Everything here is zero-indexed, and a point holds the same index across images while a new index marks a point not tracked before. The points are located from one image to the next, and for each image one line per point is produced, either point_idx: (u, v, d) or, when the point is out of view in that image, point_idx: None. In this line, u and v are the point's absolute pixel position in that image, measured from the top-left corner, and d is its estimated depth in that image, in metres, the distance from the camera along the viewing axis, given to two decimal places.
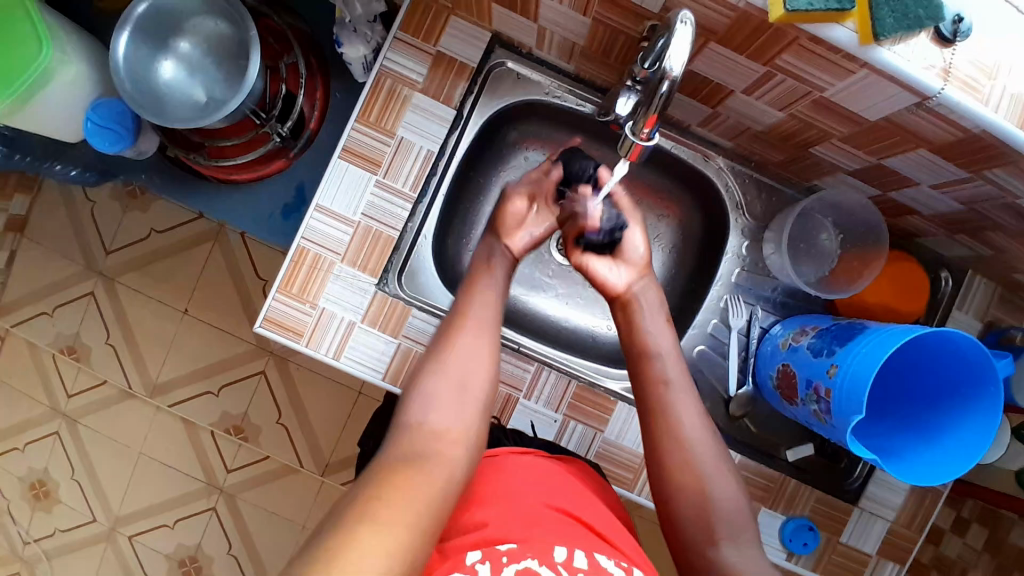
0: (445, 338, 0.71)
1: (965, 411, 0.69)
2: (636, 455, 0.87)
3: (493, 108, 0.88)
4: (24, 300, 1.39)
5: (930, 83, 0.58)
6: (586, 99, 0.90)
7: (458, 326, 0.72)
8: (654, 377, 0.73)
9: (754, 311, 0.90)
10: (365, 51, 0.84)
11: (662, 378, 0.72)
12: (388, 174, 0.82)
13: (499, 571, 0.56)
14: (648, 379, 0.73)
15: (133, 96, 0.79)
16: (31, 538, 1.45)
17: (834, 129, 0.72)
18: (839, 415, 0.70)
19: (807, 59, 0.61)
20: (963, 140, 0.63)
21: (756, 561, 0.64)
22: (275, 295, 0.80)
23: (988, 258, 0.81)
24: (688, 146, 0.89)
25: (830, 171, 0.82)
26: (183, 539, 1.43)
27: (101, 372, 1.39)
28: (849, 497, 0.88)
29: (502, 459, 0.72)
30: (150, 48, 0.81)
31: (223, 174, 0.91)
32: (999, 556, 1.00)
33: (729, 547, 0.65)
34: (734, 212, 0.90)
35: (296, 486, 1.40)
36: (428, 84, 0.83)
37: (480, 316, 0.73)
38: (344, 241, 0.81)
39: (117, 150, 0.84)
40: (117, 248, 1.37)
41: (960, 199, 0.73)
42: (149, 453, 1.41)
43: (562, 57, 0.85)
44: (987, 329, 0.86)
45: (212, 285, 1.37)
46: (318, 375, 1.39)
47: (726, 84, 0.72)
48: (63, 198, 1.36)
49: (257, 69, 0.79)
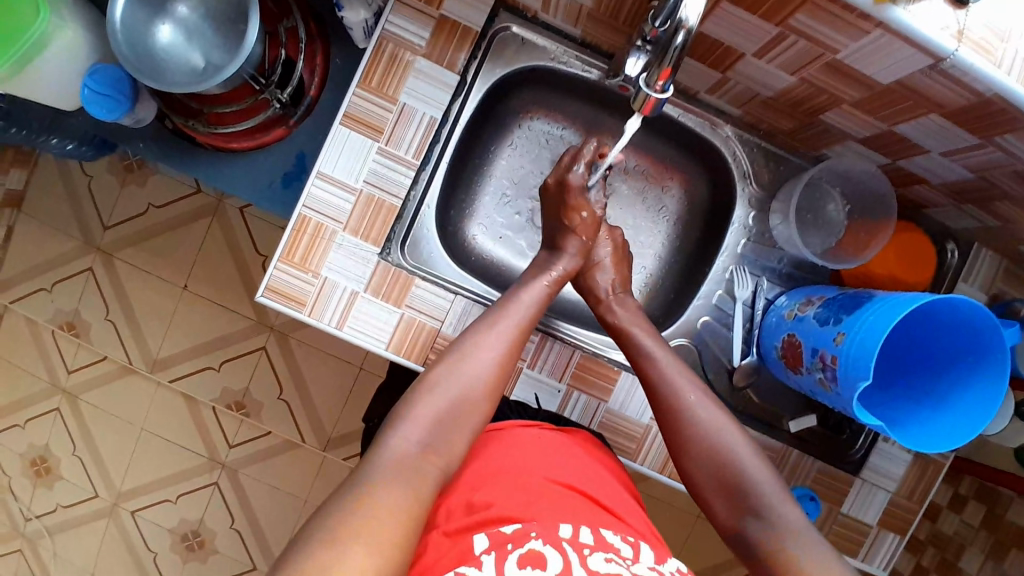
0: (474, 335, 0.70)
1: (971, 380, 0.69)
2: (639, 425, 0.87)
3: (496, 75, 0.87)
4: (22, 276, 1.38)
5: (945, 44, 0.57)
6: (592, 65, 0.88)
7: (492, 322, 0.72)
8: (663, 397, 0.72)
9: (759, 282, 0.90)
10: (366, 15, 0.81)
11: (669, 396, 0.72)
12: (391, 141, 0.81)
13: (504, 557, 0.53)
14: (659, 396, 0.72)
15: (131, 61, 0.77)
16: (33, 514, 1.46)
17: (846, 94, 0.70)
18: (844, 383, 0.70)
19: (821, 19, 0.60)
20: (977, 104, 0.62)
21: (798, 520, 0.62)
22: (277, 264, 0.79)
23: (996, 230, 0.81)
24: (695, 115, 0.88)
25: (839, 139, 0.81)
26: (186, 515, 1.44)
27: (102, 349, 1.38)
28: (850, 468, 0.88)
29: (508, 436, 0.71)
30: (148, 12, 0.79)
31: (221, 142, 0.90)
32: (995, 533, 1.01)
33: (769, 514, 0.63)
34: (741, 181, 0.89)
35: (298, 463, 1.41)
36: (430, 49, 0.81)
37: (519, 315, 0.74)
38: (346, 209, 0.80)
39: (114, 117, 0.82)
40: (114, 224, 1.36)
41: (970, 167, 0.72)
42: (151, 429, 1.41)
43: (568, 21, 0.84)
44: (993, 301, 0.86)
45: (212, 260, 1.36)
46: (319, 352, 1.39)
47: (737, 47, 0.70)
48: (60, 172, 1.35)
49: (256, 32, 0.77)
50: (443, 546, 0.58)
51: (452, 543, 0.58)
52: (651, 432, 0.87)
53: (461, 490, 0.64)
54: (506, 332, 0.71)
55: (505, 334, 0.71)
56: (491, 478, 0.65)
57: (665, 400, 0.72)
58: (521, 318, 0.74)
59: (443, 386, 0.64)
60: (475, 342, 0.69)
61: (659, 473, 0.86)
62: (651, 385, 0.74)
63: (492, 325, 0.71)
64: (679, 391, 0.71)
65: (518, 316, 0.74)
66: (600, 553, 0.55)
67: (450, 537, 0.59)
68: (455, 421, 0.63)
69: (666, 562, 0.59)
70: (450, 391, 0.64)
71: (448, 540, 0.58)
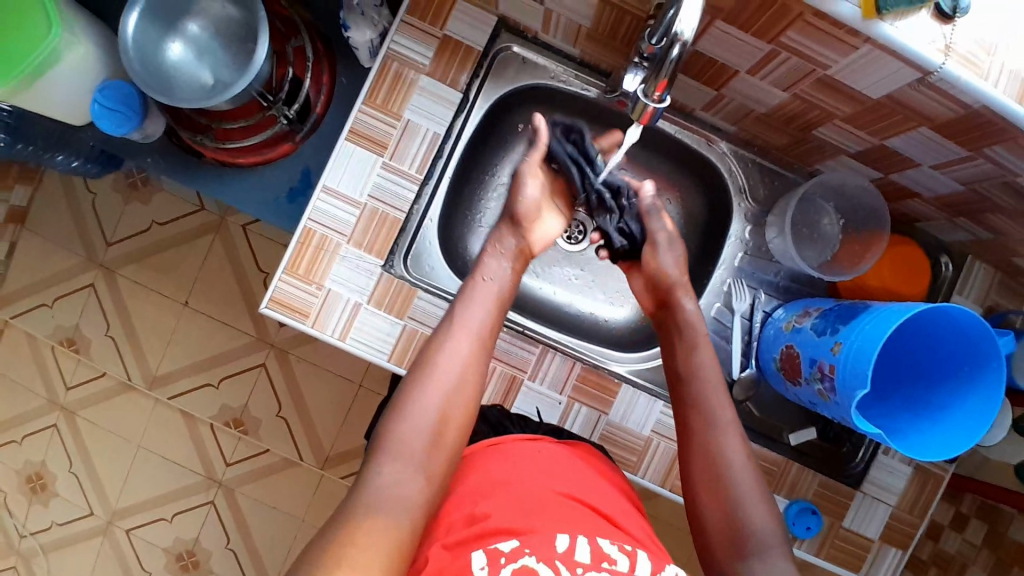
0: (427, 348, 0.70)
1: (967, 390, 0.70)
2: (640, 437, 0.87)
3: (498, 92, 0.89)
4: (24, 292, 1.39)
5: (931, 58, 0.59)
6: (591, 83, 0.91)
7: (442, 332, 0.71)
8: (698, 424, 0.72)
9: (757, 295, 0.91)
10: (372, 34, 0.84)
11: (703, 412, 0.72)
12: (395, 156, 0.83)
13: (498, 573, 0.54)
14: (694, 449, 0.71)
15: (141, 76, 0.79)
16: (26, 532, 1.44)
17: (837, 109, 0.73)
18: (842, 391, 0.70)
19: (812, 36, 0.62)
20: (965, 117, 0.64)
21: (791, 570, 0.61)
22: (281, 276, 0.80)
23: (987, 242, 0.82)
24: (692, 131, 0.90)
25: (833, 153, 0.83)
26: (181, 534, 1.42)
27: (101, 365, 1.38)
28: (850, 481, 0.88)
29: (506, 449, 0.71)
30: (160, 31, 0.82)
31: (229, 157, 0.91)
32: (997, 551, 1.01)
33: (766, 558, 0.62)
34: (738, 196, 0.91)
35: (296, 481, 1.40)
36: (434, 67, 0.84)
37: (470, 322, 0.72)
38: (350, 222, 0.82)
39: (123, 131, 0.84)
40: (118, 240, 1.37)
41: (960, 179, 0.74)
42: (148, 446, 1.40)
43: (567, 41, 0.87)
44: (988, 313, 0.87)
45: (214, 275, 1.37)
46: (318, 368, 1.39)
47: (731, 64, 0.73)
48: (66, 189, 1.37)
49: (264, 49, 0.79)
50: (442, 562, 0.58)
51: (452, 556, 0.58)
52: (652, 444, 0.87)
53: (458, 504, 0.65)
54: (463, 349, 0.70)
55: (461, 347, 0.70)
56: (493, 489, 0.65)
57: (697, 459, 0.71)
58: (476, 328, 0.72)
59: (411, 408, 0.65)
60: (429, 363, 0.68)
61: (660, 487, 0.86)
62: (686, 435, 0.73)
63: (446, 337, 0.70)
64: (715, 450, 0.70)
65: (470, 326, 0.72)
66: (593, 571, 0.55)
67: (450, 550, 0.59)
68: (427, 442, 0.63)
69: (663, 569, 0.58)
70: (416, 418, 0.64)
71: (447, 553, 0.58)
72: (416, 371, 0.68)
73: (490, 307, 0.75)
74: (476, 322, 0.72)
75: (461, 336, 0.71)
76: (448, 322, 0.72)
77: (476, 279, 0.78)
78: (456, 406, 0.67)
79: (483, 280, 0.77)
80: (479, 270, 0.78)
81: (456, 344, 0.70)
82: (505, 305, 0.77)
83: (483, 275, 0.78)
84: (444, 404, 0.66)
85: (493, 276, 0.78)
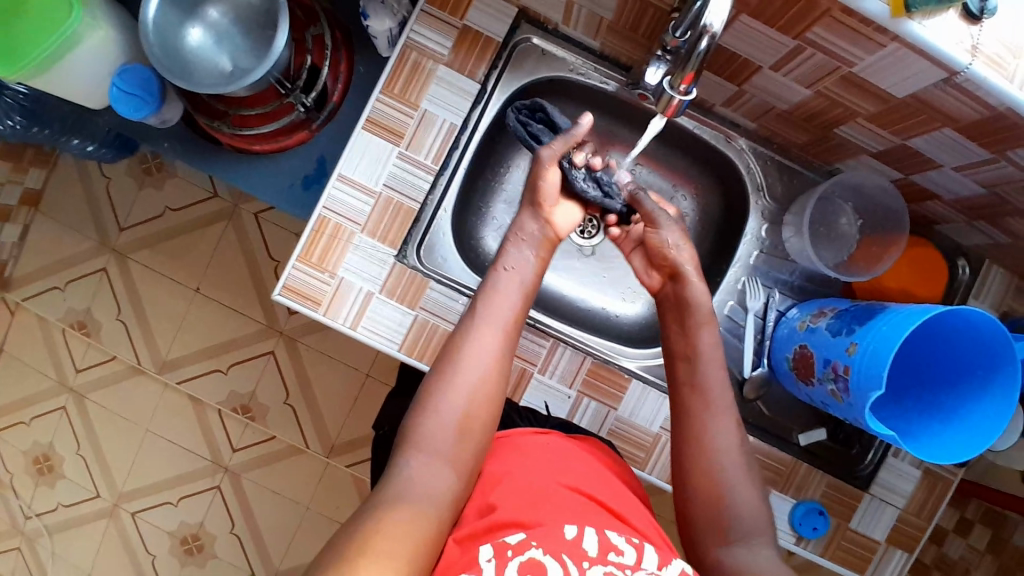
0: (449, 344, 0.70)
1: (982, 392, 0.69)
2: (648, 433, 0.87)
3: (515, 84, 0.88)
4: (37, 274, 1.40)
5: (959, 57, 0.58)
6: (610, 77, 0.90)
7: (467, 328, 0.71)
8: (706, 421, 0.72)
9: (771, 294, 0.90)
10: (391, 23, 0.84)
11: (712, 412, 0.72)
12: (411, 146, 0.83)
13: (505, 566, 0.53)
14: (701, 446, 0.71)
15: (160, 60, 0.79)
16: (34, 512, 1.45)
17: (860, 107, 0.72)
18: (857, 392, 0.70)
19: (837, 32, 0.61)
20: (989, 118, 0.63)
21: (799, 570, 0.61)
22: (295, 264, 0.80)
23: (1005, 247, 0.81)
24: (710, 127, 0.90)
25: (853, 152, 0.82)
26: (186, 518, 1.43)
27: (112, 349, 1.39)
28: (861, 483, 0.87)
29: (517, 442, 0.71)
30: (180, 15, 0.82)
31: (244, 144, 0.91)
32: (1001, 557, 1.00)
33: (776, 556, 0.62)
34: (755, 194, 0.90)
35: (302, 468, 1.41)
36: (452, 58, 0.84)
37: (493, 316, 0.72)
38: (365, 211, 0.82)
39: (142, 115, 0.84)
40: (130, 225, 1.38)
41: (981, 182, 0.73)
42: (156, 430, 1.41)
43: (587, 33, 0.86)
44: (1004, 318, 0.86)
45: (225, 262, 1.37)
46: (326, 357, 1.40)
47: (753, 59, 0.72)
48: (80, 173, 1.37)
49: (284, 36, 0.79)
50: (452, 554, 0.58)
51: (462, 549, 0.58)
52: (660, 441, 0.87)
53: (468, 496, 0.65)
54: (487, 344, 0.70)
55: (483, 343, 0.70)
56: (503, 481, 0.65)
57: (701, 455, 0.70)
58: (496, 322, 0.72)
59: (433, 407, 0.65)
60: (452, 359, 0.69)
61: (668, 484, 0.86)
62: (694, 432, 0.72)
63: (469, 333, 0.71)
64: (726, 448, 0.70)
65: (490, 321, 0.72)
66: (599, 565, 0.55)
67: (460, 543, 0.59)
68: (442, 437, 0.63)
69: (669, 563, 0.57)
70: (438, 418, 0.65)
71: (457, 547, 0.58)
72: (439, 367, 0.68)
73: (511, 299, 0.74)
74: (498, 316, 0.73)
75: (483, 333, 0.71)
76: (469, 316, 0.72)
77: (495, 270, 0.77)
78: (482, 403, 0.67)
79: (504, 272, 0.76)
80: (501, 261, 0.78)
81: (478, 340, 0.70)
82: (525, 293, 0.76)
83: (503, 267, 0.77)
84: (468, 402, 0.66)
85: (514, 267, 0.77)
